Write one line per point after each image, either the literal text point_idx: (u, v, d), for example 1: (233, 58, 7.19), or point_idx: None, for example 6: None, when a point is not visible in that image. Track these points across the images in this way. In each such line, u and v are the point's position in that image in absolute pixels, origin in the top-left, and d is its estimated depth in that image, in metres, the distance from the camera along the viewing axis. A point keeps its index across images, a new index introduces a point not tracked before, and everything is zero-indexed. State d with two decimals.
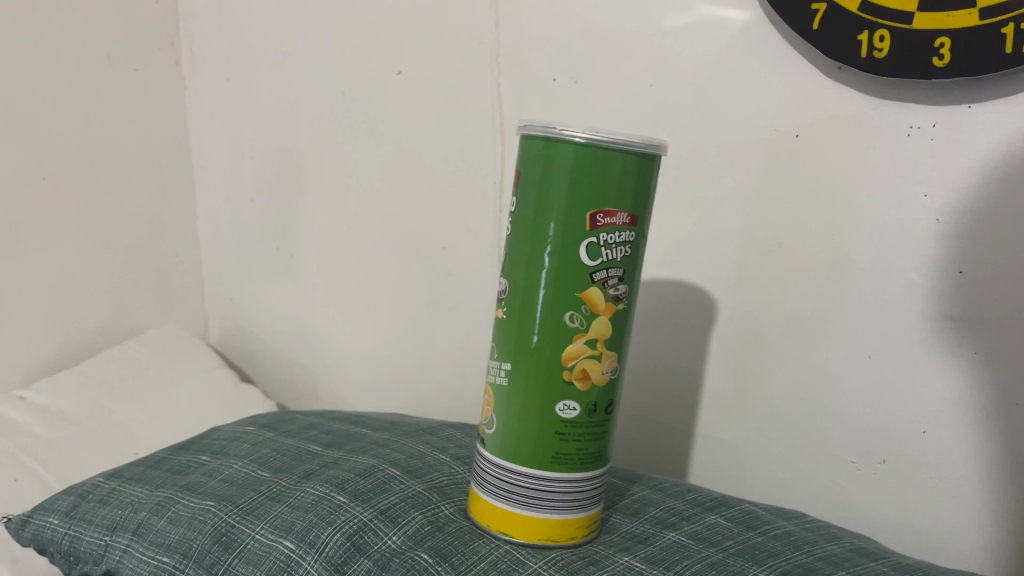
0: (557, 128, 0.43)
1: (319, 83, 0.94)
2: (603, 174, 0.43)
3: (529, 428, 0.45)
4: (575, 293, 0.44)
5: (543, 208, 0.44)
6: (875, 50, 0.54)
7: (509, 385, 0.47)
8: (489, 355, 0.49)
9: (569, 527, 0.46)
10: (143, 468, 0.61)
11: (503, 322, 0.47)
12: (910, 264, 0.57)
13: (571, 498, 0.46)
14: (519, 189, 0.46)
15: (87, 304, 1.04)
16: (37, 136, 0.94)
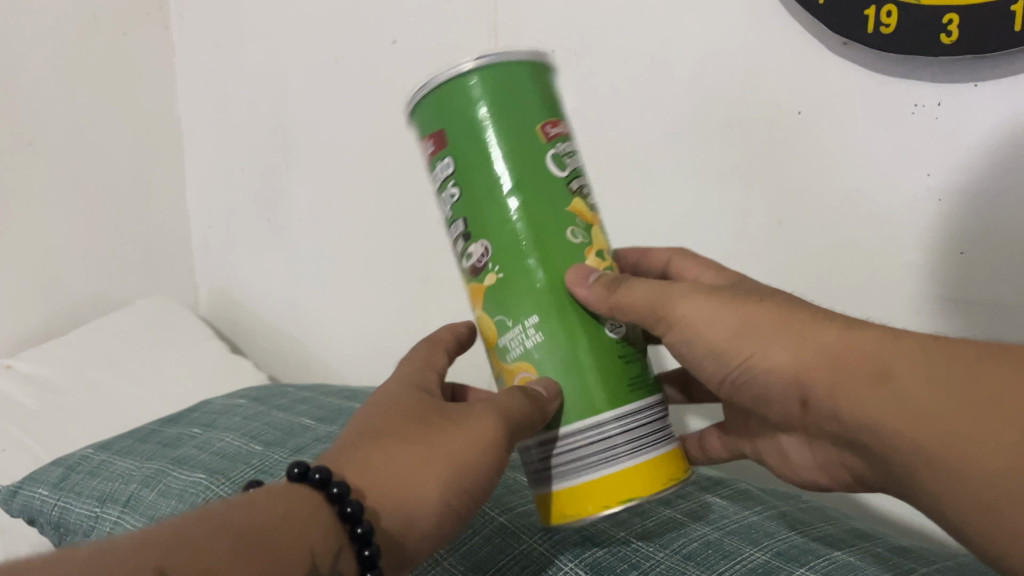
0: (450, 69, 0.40)
1: (312, 51, 0.92)
2: (522, 82, 0.41)
3: (568, 363, 0.41)
4: (565, 208, 0.41)
5: (528, 136, 0.40)
6: (882, 25, 0.53)
7: (542, 343, 0.41)
8: (487, 337, 0.43)
9: (632, 484, 0.40)
10: (133, 440, 0.60)
11: (503, 279, 0.41)
12: (911, 245, 0.57)
13: (566, 458, 0.41)
14: (452, 145, 0.41)
15: (75, 274, 1.03)
16: (25, 99, 0.93)
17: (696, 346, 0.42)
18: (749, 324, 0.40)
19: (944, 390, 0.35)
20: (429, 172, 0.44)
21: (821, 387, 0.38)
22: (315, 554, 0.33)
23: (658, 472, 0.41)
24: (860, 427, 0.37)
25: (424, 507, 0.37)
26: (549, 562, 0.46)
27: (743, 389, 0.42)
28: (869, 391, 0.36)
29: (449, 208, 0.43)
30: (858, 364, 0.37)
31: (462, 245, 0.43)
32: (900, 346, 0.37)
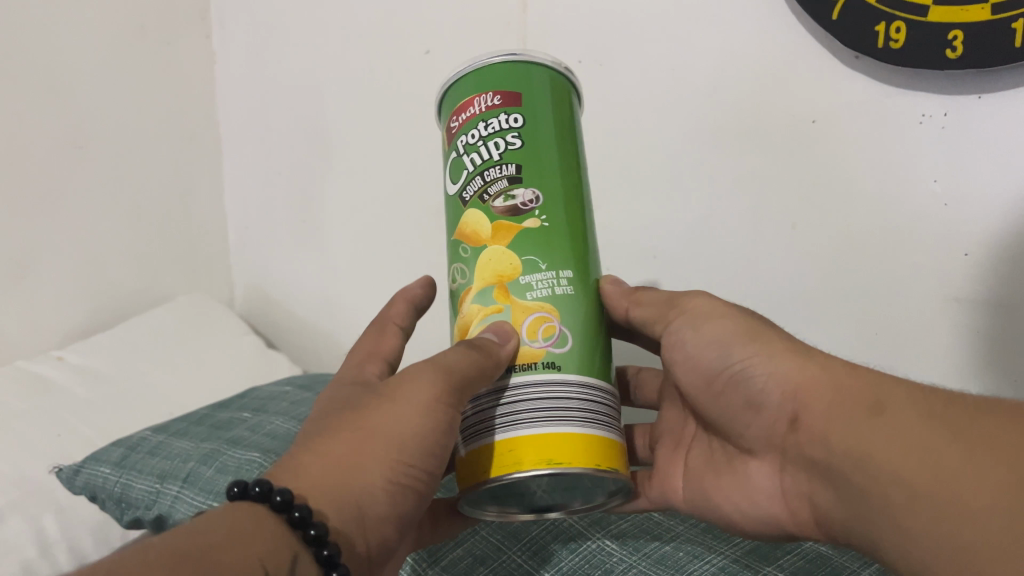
0: (562, 68, 0.49)
1: (347, 60, 0.97)
2: (575, 111, 0.51)
3: (582, 323, 0.46)
4: (589, 209, 0.50)
5: (579, 144, 0.50)
6: (891, 40, 0.56)
7: (571, 292, 0.46)
8: (506, 268, 0.45)
9: (576, 451, 0.42)
10: (187, 422, 0.66)
11: (550, 227, 0.46)
12: (918, 248, 0.61)
13: (512, 415, 0.43)
14: (535, 109, 0.47)
15: (120, 271, 1.08)
16: (76, 104, 0.97)
17: (704, 347, 0.48)
18: (753, 333, 0.47)
19: (939, 429, 0.38)
20: (477, 122, 0.47)
21: (818, 404, 0.43)
22: (271, 563, 0.35)
23: (591, 450, 0.43)
24: (845, 454, 0.41)
25: (369, 486, 0.41)
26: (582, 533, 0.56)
27: (734, 395, 0.47)
28: (863, 417, 0.40)
29: (496, 154, 0.46)
30: (861, 394, 0.41)
31: (504, 186, 0.45)
32: (902, 387, 0.41)
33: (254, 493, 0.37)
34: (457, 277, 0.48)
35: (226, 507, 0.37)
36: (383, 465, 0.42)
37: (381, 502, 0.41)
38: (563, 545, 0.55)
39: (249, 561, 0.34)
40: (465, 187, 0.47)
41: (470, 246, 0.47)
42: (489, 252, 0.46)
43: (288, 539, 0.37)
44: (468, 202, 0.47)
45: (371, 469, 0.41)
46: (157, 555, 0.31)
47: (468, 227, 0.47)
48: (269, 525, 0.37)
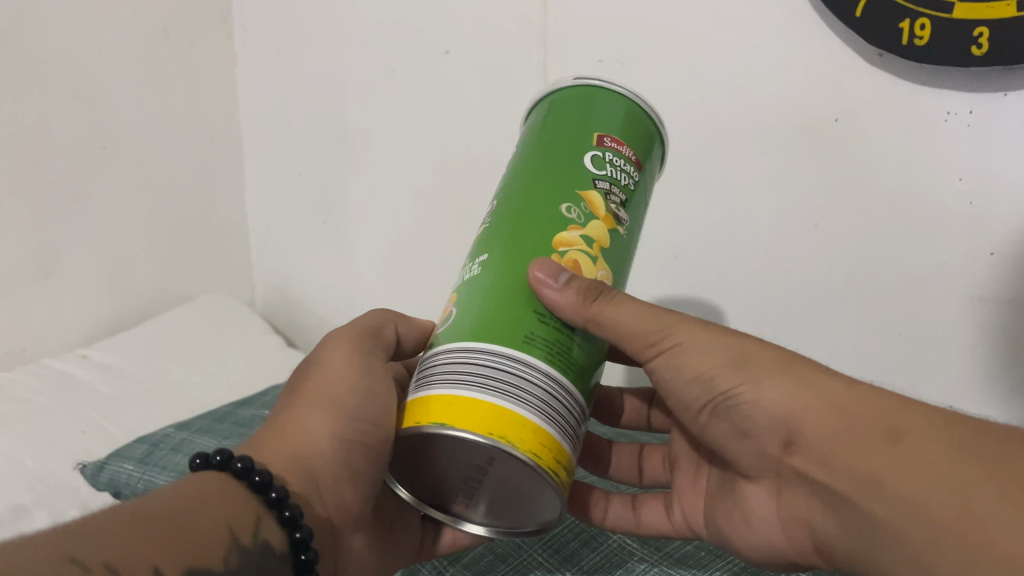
0: (586, 79, 0.47)
1: (367, 60, 0.96)
2: (607, 108, 0.47)
3: (495, 304, 0.41)
4: (577, 190, 0.44)
5: (580, 135, 0.45)
6: (916, 37, 0.55)
7: (480, 274, 0.43)
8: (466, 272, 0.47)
9: (512, 428, 0.37)
10: None
11: (502, 223, 0.45)
12: (942, 247, 0.60)
13: (434, 375, 0.41)
14: (529, 133, 0.49)
15: (142, 270, 1.09)
16: (98, 108, 0.98)
17: (689, 369, 0.45)
18: (744, 356, 0.43)
19: (965, 462, 0.36)
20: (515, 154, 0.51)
21: (819, 431, 0.40)
22: (235, 524, 0.40)
23: (505, 422, 0.38)
24: (857, 483, 0.39)
25: (317, 447, 0.47)
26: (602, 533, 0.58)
27: (725, 417, 0.45)
28: (879, 447, 0.38)
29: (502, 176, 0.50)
30: (871, 421, 0.39)
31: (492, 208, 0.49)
32: (918, 414, 0.38)
33: (217, 462, 0.43)
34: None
35: (194, 476, 0.42)
36: (327, 424, 0.47)
37: (332, 459, 0.47)
38: (585, 546, 0.57)
39: (216, 524, 0.39)
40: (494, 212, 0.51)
41: None
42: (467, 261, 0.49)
43: (251, 502, 0.42)
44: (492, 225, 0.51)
45: (316, 432, 0.47)
46: (129, 517, 0.36)
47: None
48: (234, 491, 0.42)
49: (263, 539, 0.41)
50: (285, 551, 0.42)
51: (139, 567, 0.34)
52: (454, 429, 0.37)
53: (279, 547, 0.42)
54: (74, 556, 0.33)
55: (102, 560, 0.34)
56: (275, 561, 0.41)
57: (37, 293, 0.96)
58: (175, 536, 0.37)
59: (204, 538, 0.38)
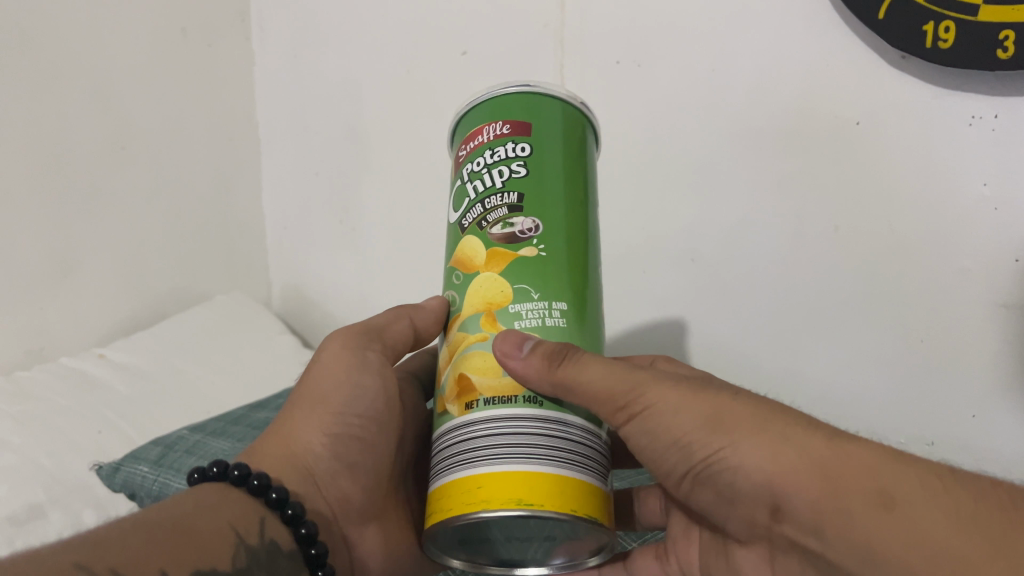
0: (584, 104, 0.48)
1: (383, 61, 0.96)
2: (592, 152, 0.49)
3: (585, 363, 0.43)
4: (596, 239, 0.47)
5: (588, 176, 0.47)
6: (940, 40, 0.54)
7: (564, 326, 0.43)
8: (501, 297, 0.43)
9: (541, 494, 0.38)
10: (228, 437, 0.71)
11: (571, 267, 0.44)
12: (966, 253, 0.59)
13: (465, 453, 0.40)
14: (537, 137, 0.45)
15: (161, 269, 1.10)
16: (118, 106, 0.99)
17: (665, 430, 0.42)
18: (715, 415, 0.40)
19: (969, 536, 0.32)
20: (478, 151, 0.45)
21: (803, 495, 0.37)
22: (239, 525, 0.42)
23: (528, 489, 0.38)
24: (857, 558, 0.35)
25: (310, 447, 0.49)
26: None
27: (707, 478, 0.42)
28: (870, 518, 0.34)
29: (499, 182, 0.44)
30: (861, 484, 0.35)
31: (502, 214, 0.43)
32: (904, 471, 0.35)
33: (214, 471, 0.45)
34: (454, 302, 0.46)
35: (194, 488, 0.44)
36: (316, 424, 0.49)
37: (326, 456, 0.49)
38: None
39: (221, 525, 0.41)
40: (463, 217, 0.46)
41: (462, 273, 0.45)
42: (476, 282, 0.44)
43: (253, 506, 0.44)
44: (463, 230, 0.45)
45: (308, 432, 0.49)
46: (129, 527, 0.37)
47: (461, 253, 0.45)
48: (235, 498, 0.44)
49: (269, 537, 0.43)
50: (293, 548, 0.44)
51: (151, 565, 0.35)
52: (487, 510, 0.37)
53: (287, 545, 0.44)
54: (82, 563, 0.34)
55: (111, 564, 0.34)
56: (284, 559, 0.43)
57: (58, 292, 0.97)
58: (178, 540, 0.38)
59: (207, 540, 0.40)
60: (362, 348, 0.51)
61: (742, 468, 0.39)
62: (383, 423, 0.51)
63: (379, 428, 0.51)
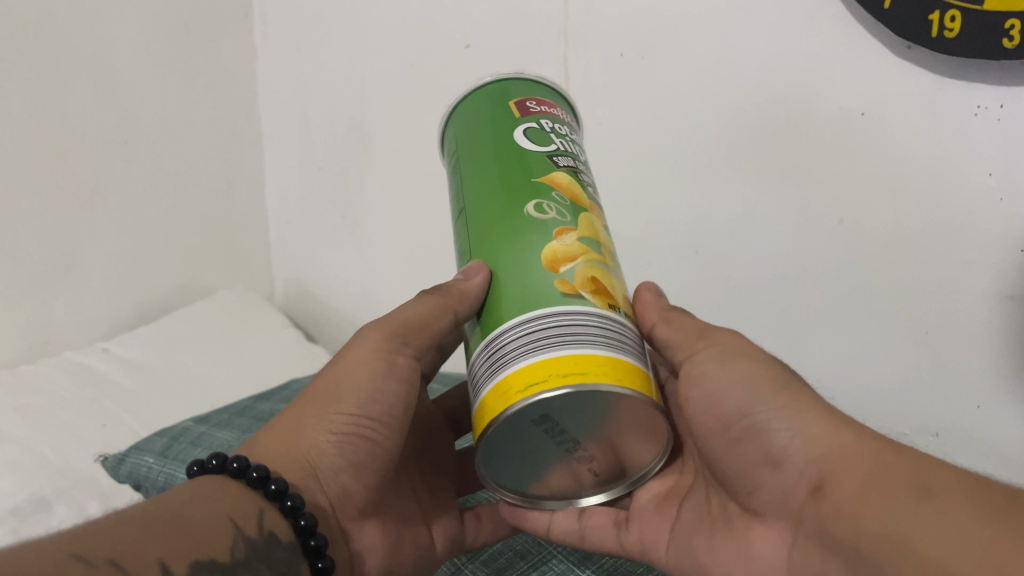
0: None
1: (385, 55, 0.96)
2: None
3: None
4: None
5: None
6: (945, 30, 0.54)
7: None
8: (603, 241, 0.46)
9: (593, 371, 0.38)
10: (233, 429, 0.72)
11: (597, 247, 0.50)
12: (972, 244, 0.59)
13: (509, 356, 0.41)
14: None
15: (164, 264, 1.10)
16: (119, 100, 0.99)
17: (721, 388, 0.44)
18: (782, 383, 0.44)
19: (997, 529, 0.33)
20: (559, 121, 0.50)
21: (847, 477, 0.39)
22: (236, 516, 0.42)
23: (578, 365, 0.39)
24: (880, 544, 0.36)
25: (315, 444, 0.47)
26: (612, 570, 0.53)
27: (747, 448, 0.43)
28: (907, 504, 0.36)
29: (580, 153, 0.49)
30: (902, 475, 0.37)
31: (590, 182, 0.49)
32: (945, 470, 0.37)
33: (213, 465, 0.45)
34: (546, 213, 0.44)
35: (195, 480, 0.45)
36: (324, 422, 0.47)
37: (331, 456, 0.47)
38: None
39: (218, 517, 0.42)
40: (557, 156, 0.47)
41: (565, 198, 0.46)
42: (586, 214, 0.46)
43: (252, 498, 0.44)
44: (557, 166, 0.47)
45: (315, 429, 0.48)
46: (127, 519, 0.38)
47: (561, 183, 0.46)
48: (234, 491, 0.44)
49: (267, 530, 0.43)
50: (292, 542, 0.44)
51: (145, 557, 0.36)
52: (540, 393, 0.38)
53: (285, 537, 0.44)
54: (78, 553, 0.35)
55: (107, 555, 0.35)
56: (283, 551, 0.43)
57: (61, 286, 0.97)
58: (174, 531, 0.39)
59: (205, 530, 0.40)
60: (392, 352, 0.49)
61: (794, 441, 0.41)
62: (395, 430, 0.49)
63: (390, 434, 0.49)
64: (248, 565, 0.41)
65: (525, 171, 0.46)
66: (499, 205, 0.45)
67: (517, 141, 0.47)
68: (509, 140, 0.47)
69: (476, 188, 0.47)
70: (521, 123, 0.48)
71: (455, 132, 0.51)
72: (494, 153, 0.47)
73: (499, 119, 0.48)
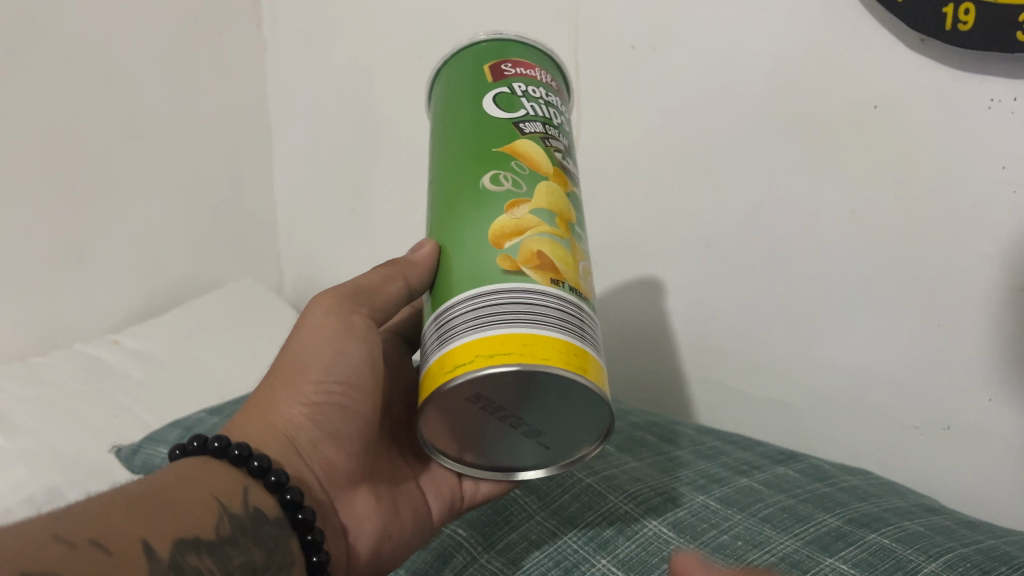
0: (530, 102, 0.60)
1: (396, 48, 0.96)
2: None
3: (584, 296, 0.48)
4: None
5: None
6: (959, 22, 0.54)
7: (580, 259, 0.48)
8: (562, 210, 0.45)
9: (540, 350, 0.38)
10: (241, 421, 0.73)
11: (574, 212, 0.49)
12: (983, 235, 0.59)
13: (463, 326, 0.41)
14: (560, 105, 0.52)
15: (173, 257, 1.11)
16: (129, 92, 0.99)
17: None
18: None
19: None
20: (537, 85, 0.49)
21: None
22: (221, 494, 0.42)
23: (524, 348, 0.38)
24: None
25: (290, 418, 0.48)
26: (609, 540, 0.50)
27: None
28: None
29: (553, 118, 0.48)
30: None
31: (561, 147, 0.48)
32: None
33: (195, 446, 0.45)
34: (502, 184, 0.44)
35: (176, 462, 0.44)
36: (294, 394, 0.48)
37: (307, 426, 0.48)
38: (561, 569, 0.49)
39: (202, 495, 0.42)
40: (522, 122, 0.46)
41: (525, 167, 0.45)
42: (546, 183, 0.45)
43: (236, 476, 0.44)
44: (522, 133, 0.46)
45: (288, 403, 0.48)
46: (108, 498, 0.38)
47: (521, 150, 0.45)
48: (216, 468, 0.44)
49: (254, 505, 0.43)
50: (280, 514, 0.44)
51: (128, 537, 0.36)
52: (484, 367, 0.38)
53: (272, 513, 0.44)
54: (58, 534, 0.34)
55: (88, 535, 0.35)
56: (271, 526, 0.43)
57: (71, 279, 0.98)
58: (154, 508, 0.38)
59: (188, 509, 0.40)
60: (345, 312, 0.50)
61: None
62: (364, 389, 0.50)
63: (360, 394, 0.50)
64: (236, 541, 0.41)
65: (487, 142, 0.45)
66: (458, 175, 0.46)
67: (484, 111, 0.47)
68: (474, 108, 0.47)
69: (445, 162, 0.48)
70: (492, 88, 0.48)
71: (438, 93, 0.52)
72: (462, 121, 0.47)
73: (472, 84, 0.48)
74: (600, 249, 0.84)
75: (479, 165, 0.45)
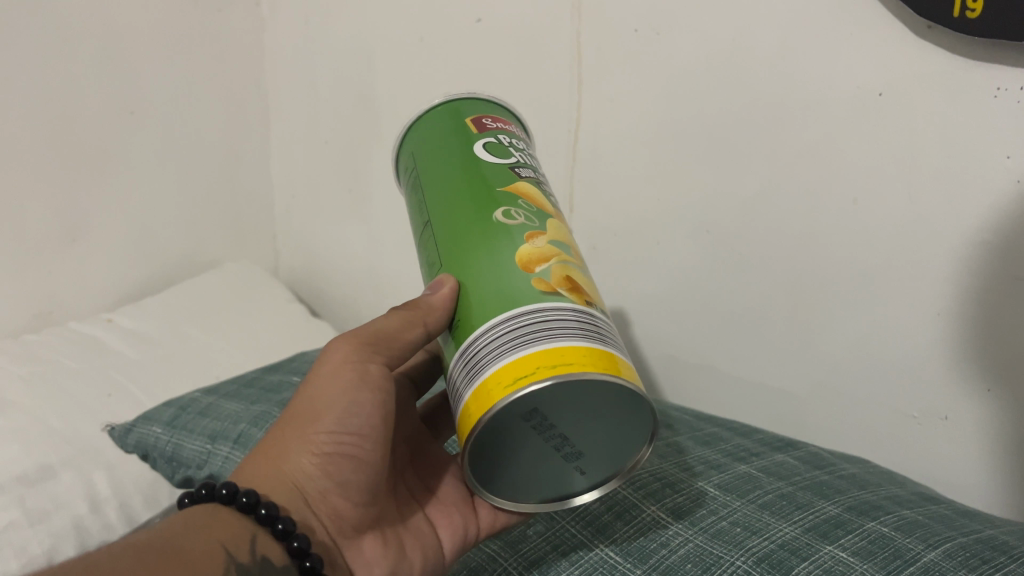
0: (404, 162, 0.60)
1: (396, 28, 0.95)
2: None
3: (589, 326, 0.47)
4: None
5: None
6: (967, 9, 0.53)
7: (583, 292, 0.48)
8: (568, 241, 0.46)
9: (568, 356, 0.37)
10: (236, 402, 0.73)
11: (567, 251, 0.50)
12: (985, 226, 0.58)
13: (477, 367, 0.39)
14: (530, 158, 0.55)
15: (169, 236, 1.10)
16: (124, 70, 0.98)
17: None
18: None
19: None
20: (511, 135, 0.51)
21: None
22: (229, 544, 0.43)
23: (558, 356, 0.37)
24: None
25: (302, 468, 0.47)
26: (608, 524, 0.50)
27: None
28: None
29: (533, 164, 0.50)
30: None
31: (546, 189, 0.49)
32: None
33: (202, 493, 0.45)
34: (515, 218, 0.44)
35: (185, 510, 0.45)
36: (305, 444, 0.47)
37: (317, 476, 0.47)
38: (559, 553, 0.49)
39: (210, 544, 0.42)
40: (516, 166, 0.48)
41: (530, 204, 0.46)
42: (553, 221, 0.46)
43: (244, 523, 0.44)
44: (520, 177, 0.47)
45: (299, 452, 0.47)
46: (120, 549, 0.39)
47: (523, 191, 0.46)
48: (223, 515, 0.44)
49: (261, 554, 0.44)
50: (287, 563, 0.45)
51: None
52: (517, 390, 0.36)
53: (279, 561, 0.44)
54: None
55: None
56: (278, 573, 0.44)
57: (65, 256, 0.97)
58: (167, 560, 0.39)
59: (198, 558, 0.41)
60: (364, 360, 0.48)
61: None
62: (378, 441, 0.48)
63: (374, 446, 0.48)
64: None
65: (487, 181, 0.46)
66: (464, 211, 0.45)
67: (475, 155, 0.47)
68: (467, 153, 0.47)
69: (440, 200, 0.46)
70: (480, 138, 0.49)
71: (412, 154, 0.52)
72: (453, 164, 0.47)
73: (455, 135, 0.49)
74: (600, 233, 0.84)
75: (486, 201, 0.45)
